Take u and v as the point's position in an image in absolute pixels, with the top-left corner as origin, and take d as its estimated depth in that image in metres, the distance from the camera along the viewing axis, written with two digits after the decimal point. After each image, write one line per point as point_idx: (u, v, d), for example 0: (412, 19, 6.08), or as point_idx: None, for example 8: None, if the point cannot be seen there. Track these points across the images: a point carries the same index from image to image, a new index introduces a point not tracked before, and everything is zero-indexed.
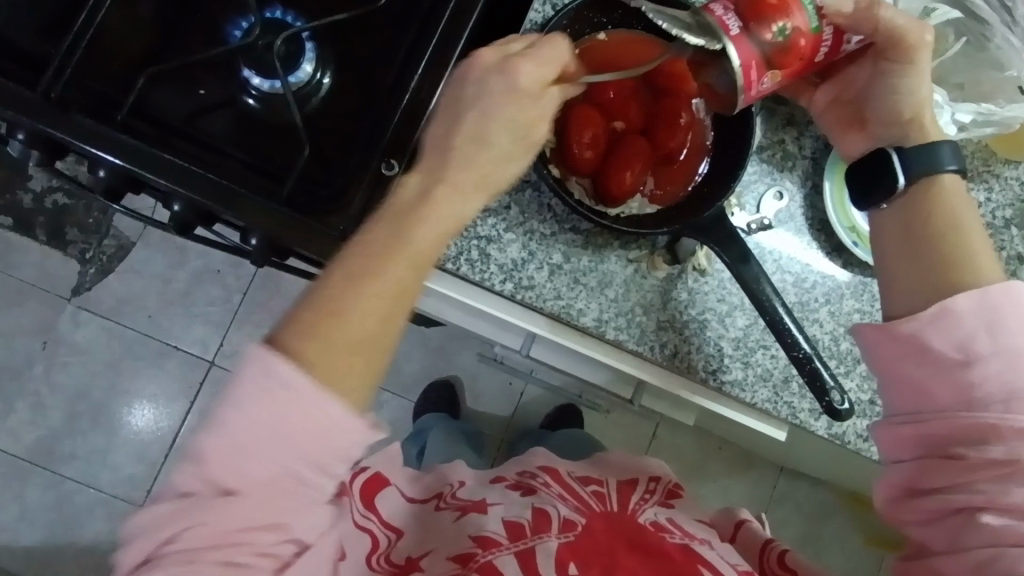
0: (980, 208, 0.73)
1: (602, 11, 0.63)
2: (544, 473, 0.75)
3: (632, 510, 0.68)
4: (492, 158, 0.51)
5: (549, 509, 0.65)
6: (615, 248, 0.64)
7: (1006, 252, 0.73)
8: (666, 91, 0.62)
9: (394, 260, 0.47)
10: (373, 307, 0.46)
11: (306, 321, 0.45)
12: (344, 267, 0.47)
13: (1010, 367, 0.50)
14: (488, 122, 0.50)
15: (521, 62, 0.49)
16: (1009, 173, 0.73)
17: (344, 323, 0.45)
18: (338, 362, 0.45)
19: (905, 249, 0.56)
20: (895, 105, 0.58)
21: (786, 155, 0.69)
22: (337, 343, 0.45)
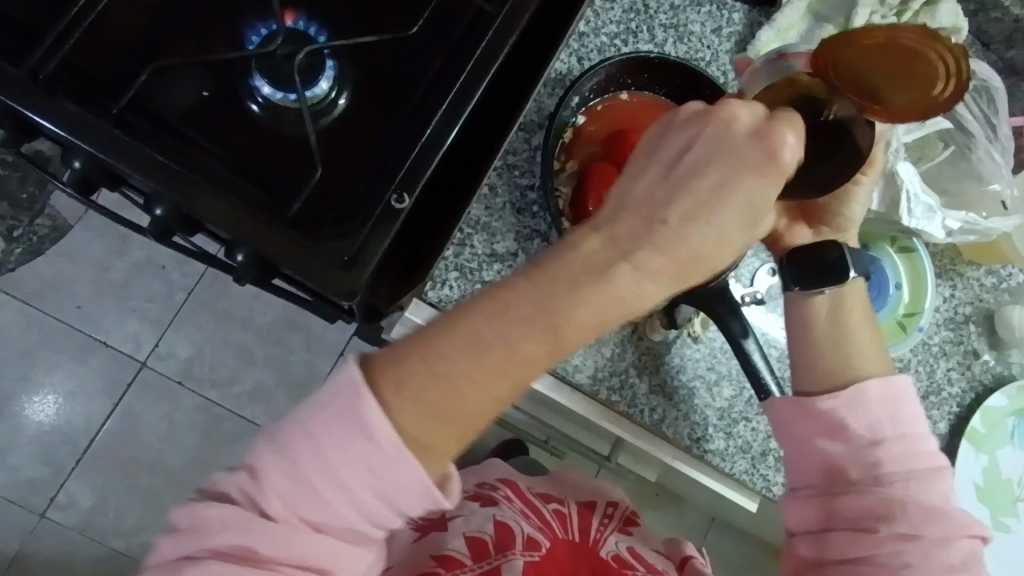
0: (945, 302, 0.78)
1: (629, 73, 0.65)
2: (504, 487, 0.73)
3: (594, 539, 0.68)
4: (705, 241, 0.41)
5: (512, 525, 0.65)
6: None
7: (964, 346, 0.78)
8: None
9: (537, 338, 0.41)
10: (496, 376, 0.41)
11: (417, 374, 0.41)
12: (491, 335, 0.41)
13: (909, 452, 0.58)
14: (709, 199, 0.41)
15: (733, 108, 0.43)
16: (971, 273, 0.79)
17: (450, 389, 0.41)
18: (418, 406, 0.41)
19: (828, 335, 0.61)
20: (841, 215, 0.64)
21: None
22: (442, 407, 0.42)
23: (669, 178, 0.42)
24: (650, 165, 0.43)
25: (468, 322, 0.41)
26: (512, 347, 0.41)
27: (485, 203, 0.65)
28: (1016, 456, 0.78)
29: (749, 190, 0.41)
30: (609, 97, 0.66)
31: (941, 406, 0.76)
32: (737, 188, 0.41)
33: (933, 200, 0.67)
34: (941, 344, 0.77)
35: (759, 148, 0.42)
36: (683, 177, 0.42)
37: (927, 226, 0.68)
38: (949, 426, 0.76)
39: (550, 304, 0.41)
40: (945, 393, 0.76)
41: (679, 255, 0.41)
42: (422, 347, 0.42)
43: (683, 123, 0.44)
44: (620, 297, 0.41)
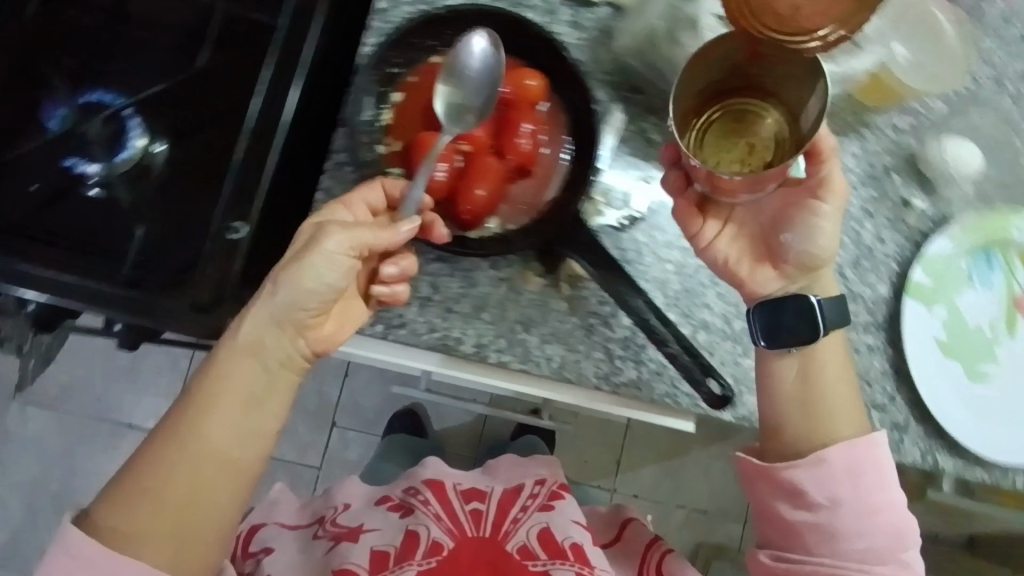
0: (857, 160, 0.72)
1: (430, 34, 0.62)
2: (427, 489, 0.91)
3: (503, 532, 0.88)
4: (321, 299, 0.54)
5: (421, 532, 0.85)
6: (485, 268, 0.64)
7: (889, 200, 0.71)
8: (508, 102, 0.63)
9: (221, 425, 0.53)
10: (188, 476, 0.52)
11: (128, 497, 0.52)
12: (176, 439, 0.53)
13: (864, 518, 0.59)
14: (306, 282, 0.53)
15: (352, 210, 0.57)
16: (880, 120, 0.72)
17: (160, 494, 0.52)
18: (130, 523, 0.51)
19: (795, 395, 0.61)
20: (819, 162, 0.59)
21: (648, 144, 0.68)
22: (165, 510, 0.51)
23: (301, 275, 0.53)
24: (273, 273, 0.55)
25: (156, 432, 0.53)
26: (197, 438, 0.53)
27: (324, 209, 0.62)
28: (980, 300, 0.71)
29: (330, 279, 0.53)
30: (419, 64, 0.63)
31: (877, 269, 0.70)
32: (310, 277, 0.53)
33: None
34: (862, 206, 0.71)
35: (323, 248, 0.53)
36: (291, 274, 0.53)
37: None
38: (892, 287, 0.70)
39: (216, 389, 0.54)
40: (879, 254, 0.70)
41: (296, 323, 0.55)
42: (131, 472, 0.52)
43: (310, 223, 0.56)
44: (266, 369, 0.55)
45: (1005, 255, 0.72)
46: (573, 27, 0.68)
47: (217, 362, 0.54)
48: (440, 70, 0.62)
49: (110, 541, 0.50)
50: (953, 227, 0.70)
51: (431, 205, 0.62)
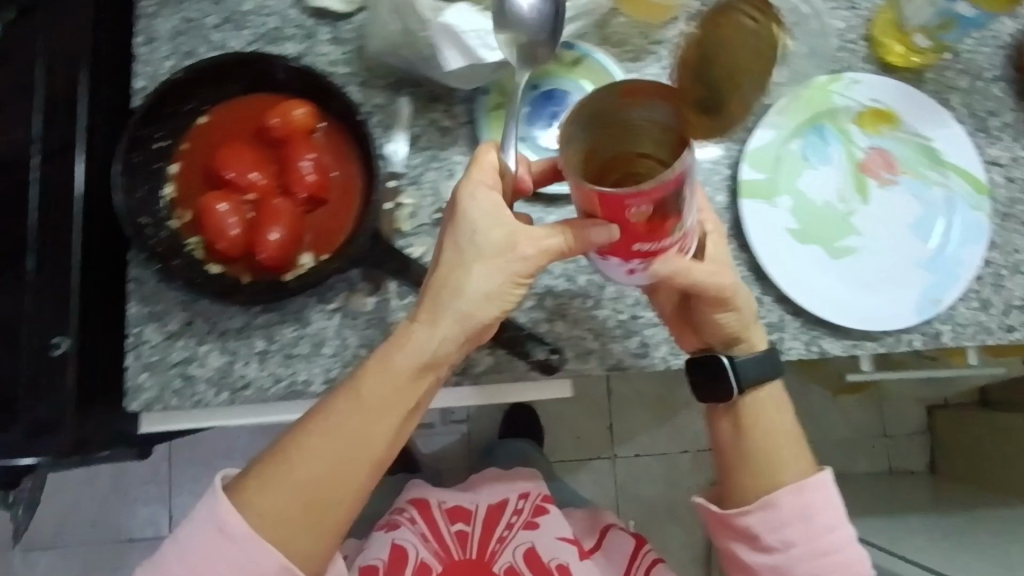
0: (660, 79, 0.70)
1: (182, 96, 0.61)
2: (411, 506, 0.93)
3: (490, 554, 0.89)
4: (470, 305, 0.51)
5: (410, 552, 0.87)
6: (313, 304, 0.63)
7: None
8: (283, 138, 0.62)
9: (359, 427, 0.54)
10: (328, 469, 0.54)
11: (285, 489, 0.54)
12: (367, 416, 0.54)
13: (817, 554, 0.62)
14: (436, 327, 0.52)
15: (471, 275, 0.51)
16: (671, 33, 0.70)
17: (325, 483, 0.54)
18: (271, 510, 0.54)
19: (735, 449, 0.65)
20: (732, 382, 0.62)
21: (442, 131, 0.67)
22: (294, 507, 0.54)
23: (429, 324, 0.52)
24: (438, 292, 0.52)
25: (330, 415, 0.54)
26: (370, 417, 0.54)
27: (139, 296, 0.62)
28: (822, 177, 0.69)
29: (443, 339, 0.52)
30: (189, 130, 0.63)
31: (710, 181, 0.68)
32: (458, 317, 0.52)
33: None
34: None
35: (463, 290, 0.51)
36: (407, 342, 0.53)
37: (515, 51, 0.58)
38: (730, 194, 0.68)
39: (397, 380, 0.53)
40: (708, 165, 0.68)
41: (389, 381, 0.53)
42: (291, 453, 0.54)
43: (472, 214, 0.51)
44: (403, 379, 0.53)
45: (835, 124, 0.69)
46: (335, 43, 0.67)
47: (330, 409, 0.54)
48: (213, 128, 0.63)
49: (263, 522, 0.54)
50: (772, 114, 0.68)
51: (238, 262, 0.62)
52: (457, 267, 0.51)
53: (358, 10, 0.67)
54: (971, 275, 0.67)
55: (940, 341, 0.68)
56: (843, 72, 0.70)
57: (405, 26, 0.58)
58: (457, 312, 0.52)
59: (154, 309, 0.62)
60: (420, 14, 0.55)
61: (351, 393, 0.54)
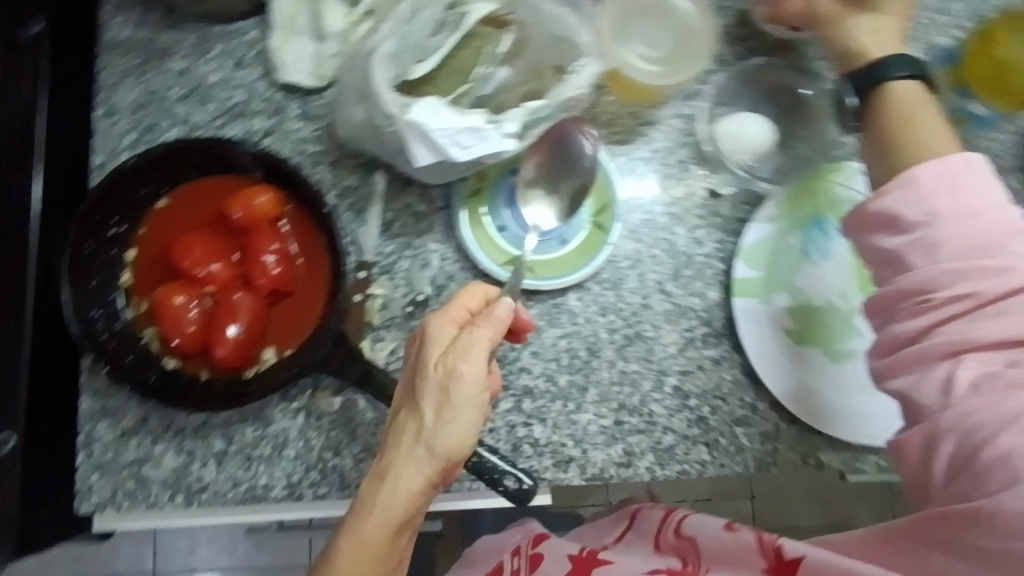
0: (650, 163, 0.66)
1: (141, 183, 0.58)
2: None
3: None
4: (472, 392, 0.46)
5: None
6: (275, 403, 0.59)
7: (696, 195, 0.65)
8: (246, 227, 0.59)
9: (386, 525, 0.45)
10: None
11: None
12: (392, 510, 0.45)
13: None
14: (447, 409, 0.46)
15: (464, 366, 0.46)
16: (665, 113, 0.66)
17: None
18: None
19: None
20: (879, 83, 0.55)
21: (417, 217, 0.63)
22: None
23: (438, 424, 0.46)
24: (424, 403, 0.46)
25: (349, 536, 0.44)
26: (394, 512, 0.45)
27: (91, 390, 0.59)
28: (821, 274, 0.65)
29: (462, 424, 0.46)
30: (149, 215, 0.60)
31: (702, 274, 0.64)
32: (458, 411, 0.46)
33: (476, 117, 0.52)
34: (668, 211, 0.65)
35: (465, 381, 0.46)
36: (445, 417, 0.46)
37: (488, 149, 0.52)
38: (722, 290, 0.64)
39: (412, 462, 0.45)
40: (700, 258, 0.64)
41: (410, 469, 0.45)
42: None
43: (448, 322, 0.48)
44: (419, 463, 0.45)
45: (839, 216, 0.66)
46: (304, 119, 0.64)
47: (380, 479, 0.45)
48: (173, 213, 0.60)
49: None
50: (767, 206, 0.64)
51: (193, 357, 0.58)
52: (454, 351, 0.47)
53: (328, 84, 0.64)
54: None
55: None
56: (847, 160, 0.66)
57: (374, 118, 0.54)
58: (429, 453, 0.45)
59: (107, 405, 0.59)
60: (385, 109, 0.51)
61: (348, 551, 0.44)
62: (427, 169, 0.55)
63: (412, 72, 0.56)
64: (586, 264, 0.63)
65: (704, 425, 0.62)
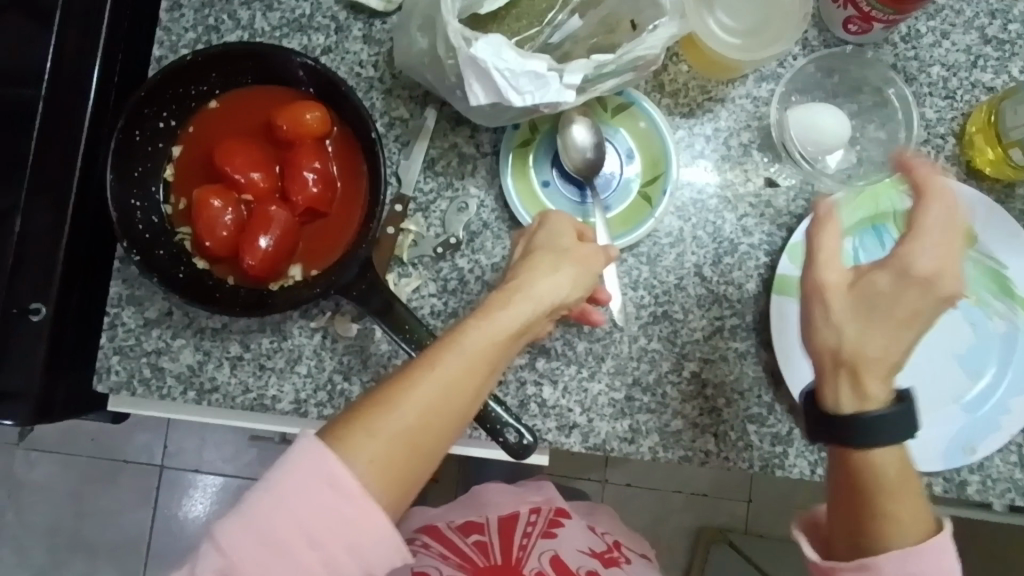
0: (710, 142, 0.63)
1: (195, 80, 0.58)
2: (423, 535, 0.74)
3: (518, 559, 0.68)
4: (598, 272, 0.52)
5: None
6: (295, 319, 0.60)
7: (753, 183, 0.63)
8: (292, 141, 0.58)
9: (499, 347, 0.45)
10: (451, 394, 0.42)
11: (401, 425, 0.40)
12: (498, 332, 0.45)
13: None
14: (561, 266, 0.50)
15: (586, 244, 0.52)
16: (737, 92, 0.63)
17: (432, 410, 0.41)
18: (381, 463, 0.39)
19: None
20: (869, 442, 0.48)
21: (463, 158, 0.62)
22: (392, 450, 0.39)
23: (550, 271, 0.49)
24: (554, 259, 0.50)
25: (463, 342, 0.44)
26: (502, 336, 0.45)
27: (122, 276, 0.60)
28: None
29: (573, 281, 0.50)
30: (198, 113, 0.60)
31: (743, 264, 0.62)
32: (583, 266, 0.51)
33: (539, 62, 0.50)
34: (720, 194, 0.63)
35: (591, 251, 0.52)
36: (554, 265, 0.50)
37: (544, 98, 0.51)
38: (760, 283, 0.62)
39: (530, 297, 0.47)
40: (744, 247, 0.62)
41: (526, 302, 0.47)
42: (418, 377, 0.42)
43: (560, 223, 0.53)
44: (541, 302, 0.48)
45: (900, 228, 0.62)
46: (365, 42, 0.63)
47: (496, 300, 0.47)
48: (223, 115, 0.60)
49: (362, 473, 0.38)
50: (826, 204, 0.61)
51: (223, 262, 0.59)
52: (582, 234, 0.53)
53: (394, 9, 0.62)
54: (1013, 427, 0.59)
55: (963, 491, 0.61)
56: None
57: (436, 48, 0.53)
58: (558, 279, 0.49)
59: (134, 293, 0.60)
60: (449, 40, 0.50)
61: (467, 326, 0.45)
62: (480, 108, 0.54)
63: (484, 7, 0.53)
64: (626, 234, 0.61)
65: (716, 416, 0.61)
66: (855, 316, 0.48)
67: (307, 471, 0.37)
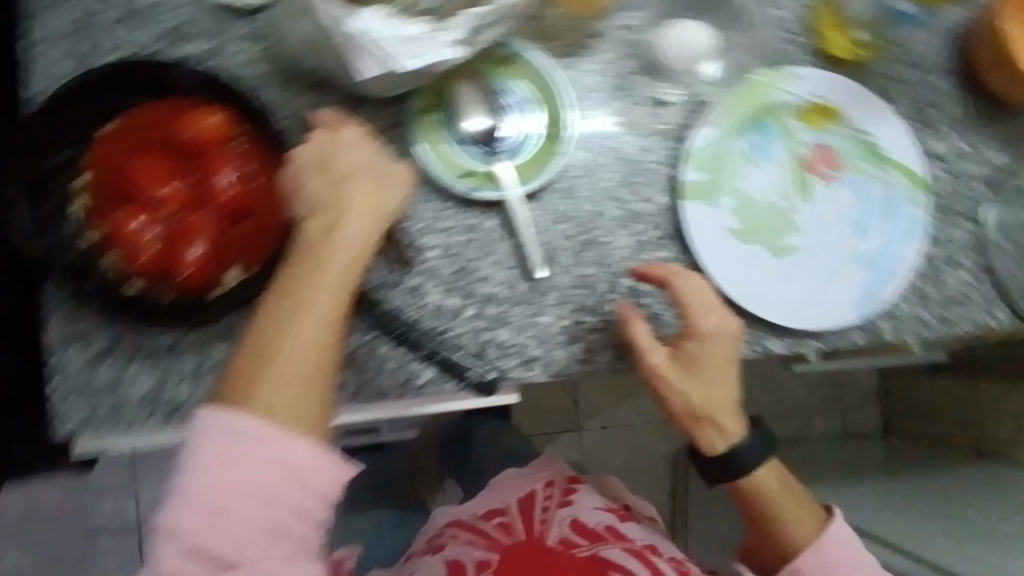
0: (598, 75, 0.67)
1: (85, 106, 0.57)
2: (452, 529, 0.82)
3: (539, 533, 0.77)
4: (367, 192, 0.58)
5: (463, 559, 0.76)
6: (245, 321, 0.62)
7: (645, 104, 0.68)
8: (199, 148, 0.59)
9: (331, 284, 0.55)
10: (327, 314, 0.54)
11: (262, 373, 0.51)
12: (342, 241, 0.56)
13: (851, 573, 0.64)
14: (357, 175, 0.58)
15: (353, 143, 0.59)
16: (611, 24, 0.68)
17: (317, 319, 0.53)
18: (291, 401, 0.51)
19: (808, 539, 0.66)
20: (739, 470, 0.66)
21: (373, 134, 0.64)
22: (315, 354, 0.53)
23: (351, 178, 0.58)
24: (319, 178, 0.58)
25: (276, 304, 0.53)
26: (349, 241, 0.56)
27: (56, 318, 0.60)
28: (763, 174, 0.68)
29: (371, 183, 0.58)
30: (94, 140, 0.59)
31: (652, 181, 0.67)
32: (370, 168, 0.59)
33: (420, 27, 0.53)
34: (617, 121, 0.67)
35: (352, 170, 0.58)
36: (353, 176, 0.58)
37: (434, 59, 0.53)
38: (671, 195, 0.67)
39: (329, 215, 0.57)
40: (650, 165, 0.67)
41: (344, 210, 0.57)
42: (251, 347, 0.52)
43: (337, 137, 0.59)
44: (350, 223, 0.57)
45: (779, 120, 0.68)
46: (251, 39, 0.63)
47: (309, 242, 0.56)
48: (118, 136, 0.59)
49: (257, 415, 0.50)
50: (712, 111, 0.67)
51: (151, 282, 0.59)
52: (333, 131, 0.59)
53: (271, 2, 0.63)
54: (906, 272, 0.68)
55: (877, 338, 0.69)
56: (788, 65, 0.69)
57: (320, 30, 0.55)
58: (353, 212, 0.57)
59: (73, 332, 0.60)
60: (331, 20, 0.52)
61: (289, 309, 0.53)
62: (377, 81, 0.56)
63: None
64: (541, 173, 0.64)
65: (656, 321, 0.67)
66: (688, 380, 0.63)
67: (213, 438, 0.49)
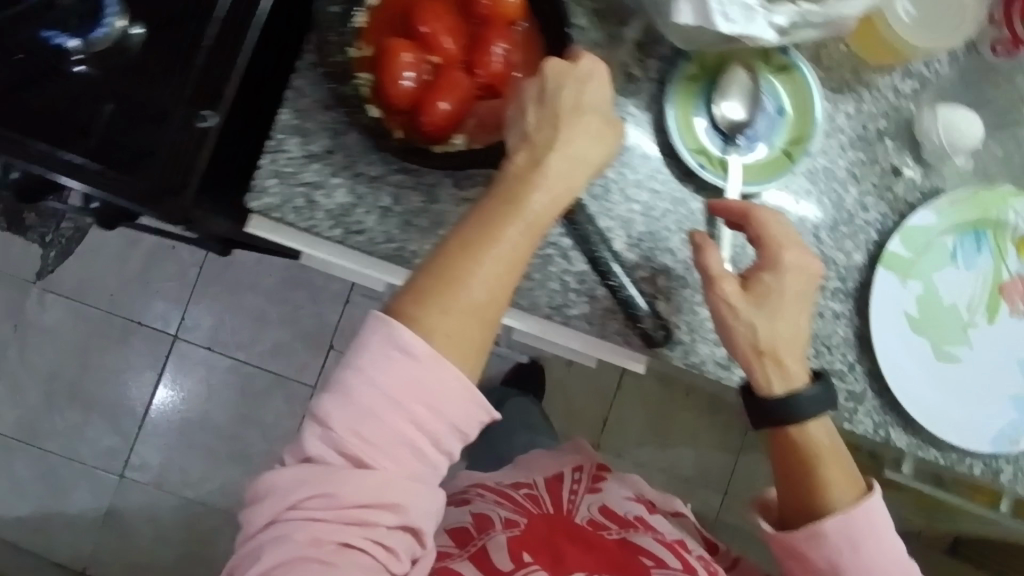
0: (850, 120, 0.68)
1: None
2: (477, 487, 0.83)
3: (567, 510, 0.79)
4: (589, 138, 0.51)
5: (490, 514, 0.76)
6: (447, 186, 0.64)
7: (880, 165, 0.68)
8: (485, 19, 0.62)
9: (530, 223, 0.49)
10: (517, 256, 0.49)
11: (440, 296, 0.47)
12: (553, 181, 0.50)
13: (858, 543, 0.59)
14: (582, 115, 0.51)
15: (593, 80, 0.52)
16: (883, 81, 0.69)
17: (506, 258, 0.48)
18: (457, 335, 0.47)
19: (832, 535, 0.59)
20: (792, 417, 0.58)
21: (630, 78, 0.66)
22: (492, 294, 0.48)
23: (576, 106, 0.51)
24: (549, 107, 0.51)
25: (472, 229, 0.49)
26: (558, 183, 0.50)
27: (293, 106, 0.63)
28: (959, 278, 0.68)
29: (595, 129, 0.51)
30: None
31: (855, 236, 0.68)
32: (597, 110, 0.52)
33: None
34: (849, 169, 0.68)
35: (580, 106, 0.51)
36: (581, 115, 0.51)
37: (749, 30, 0.55)
38: (865, 257, 0.68)
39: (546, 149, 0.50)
40: (859, 222, 0.68)
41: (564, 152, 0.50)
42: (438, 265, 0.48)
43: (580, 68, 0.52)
44: (564, 162, 0.50)
45: (997, 237, 0.68)
46: None
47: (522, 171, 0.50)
48: None
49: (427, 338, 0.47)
50: (942, 199, 0.67)
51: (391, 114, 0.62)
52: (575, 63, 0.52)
53: None
54: None
55: (994, 477, 0.68)
56: None
57: None
58: (569, 150, 0.50)
59: (301, 125, 0.63)
60: None
61: (481, 235, 0.49)
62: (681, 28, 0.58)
63: None
64: (766, 181, 0.65)
65: None
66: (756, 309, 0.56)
67: (385, 346, 0.46)
